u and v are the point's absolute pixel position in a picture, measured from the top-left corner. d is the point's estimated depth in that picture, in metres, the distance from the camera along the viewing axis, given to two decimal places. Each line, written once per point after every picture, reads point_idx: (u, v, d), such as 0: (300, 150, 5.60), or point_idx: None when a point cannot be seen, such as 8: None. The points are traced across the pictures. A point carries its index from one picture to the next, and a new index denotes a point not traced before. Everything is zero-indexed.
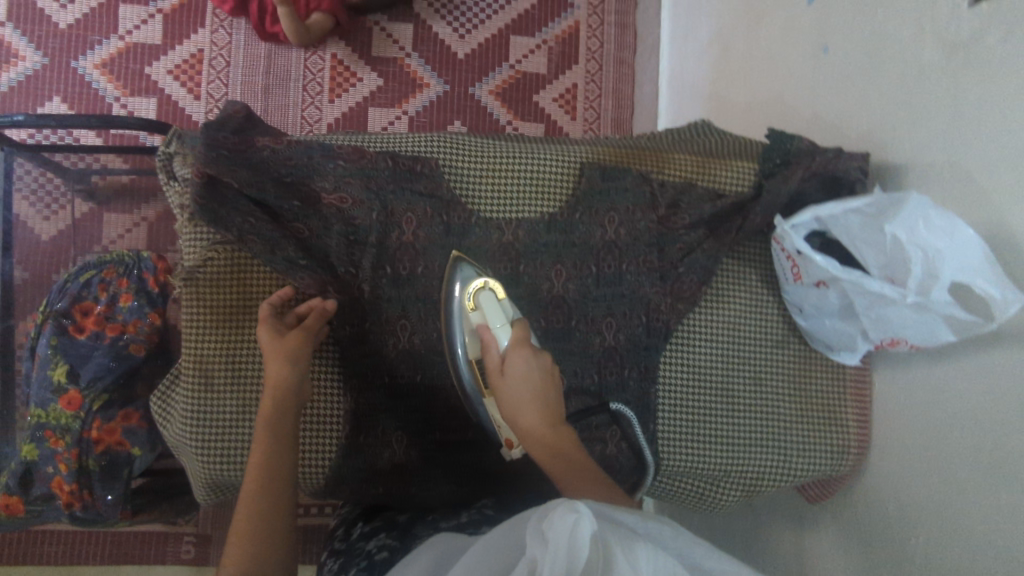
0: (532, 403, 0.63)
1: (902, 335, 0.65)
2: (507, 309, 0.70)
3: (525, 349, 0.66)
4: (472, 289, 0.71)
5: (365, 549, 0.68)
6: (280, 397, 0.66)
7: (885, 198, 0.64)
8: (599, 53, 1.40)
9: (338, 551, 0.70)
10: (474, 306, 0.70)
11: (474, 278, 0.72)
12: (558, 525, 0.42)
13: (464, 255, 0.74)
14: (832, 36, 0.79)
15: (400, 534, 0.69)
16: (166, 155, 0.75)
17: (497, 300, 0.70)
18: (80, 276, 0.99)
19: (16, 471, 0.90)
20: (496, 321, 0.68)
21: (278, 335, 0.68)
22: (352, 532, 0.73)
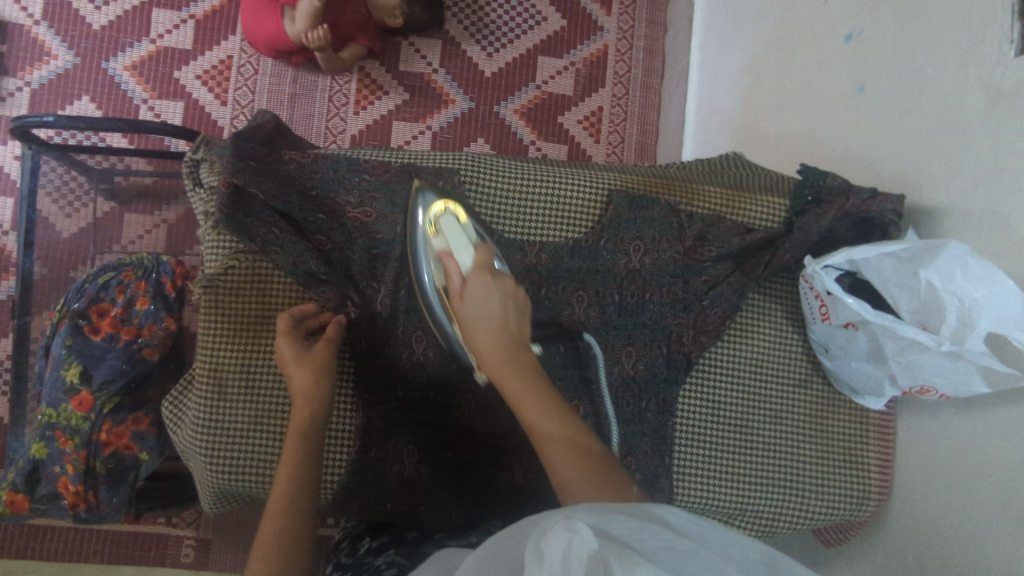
0: (492, 325, 0.64)
1: (933, 384, 0.63)
2: (470, 233, 0.70)
3: (484, 272, 0.67)
4: (433, 214, 0.70)
5: (373, 564, 0.66)
6: (310, 415, 0.65)
7: (919, 244, 0.62)
8: (627, 78, 1.40)
9: (345, 565, 0.68)
10: (435, 231, 0.69)
11: (434, 202, 0.70)
12: (553, 542, 0.36)
13: (426, 185, 0.72)
14: (869, 75, 0.78)
15: (409, 551, 0.68)
16: (192, 161, 0.75)
17: (459, 223, 0.69)
18: (98, 277, 0.98)
19: (24, 469, 0.91)
20: (459, 246, 0.68)
21: (301, 351, 0.67)
22: (358, 546, 0.71)
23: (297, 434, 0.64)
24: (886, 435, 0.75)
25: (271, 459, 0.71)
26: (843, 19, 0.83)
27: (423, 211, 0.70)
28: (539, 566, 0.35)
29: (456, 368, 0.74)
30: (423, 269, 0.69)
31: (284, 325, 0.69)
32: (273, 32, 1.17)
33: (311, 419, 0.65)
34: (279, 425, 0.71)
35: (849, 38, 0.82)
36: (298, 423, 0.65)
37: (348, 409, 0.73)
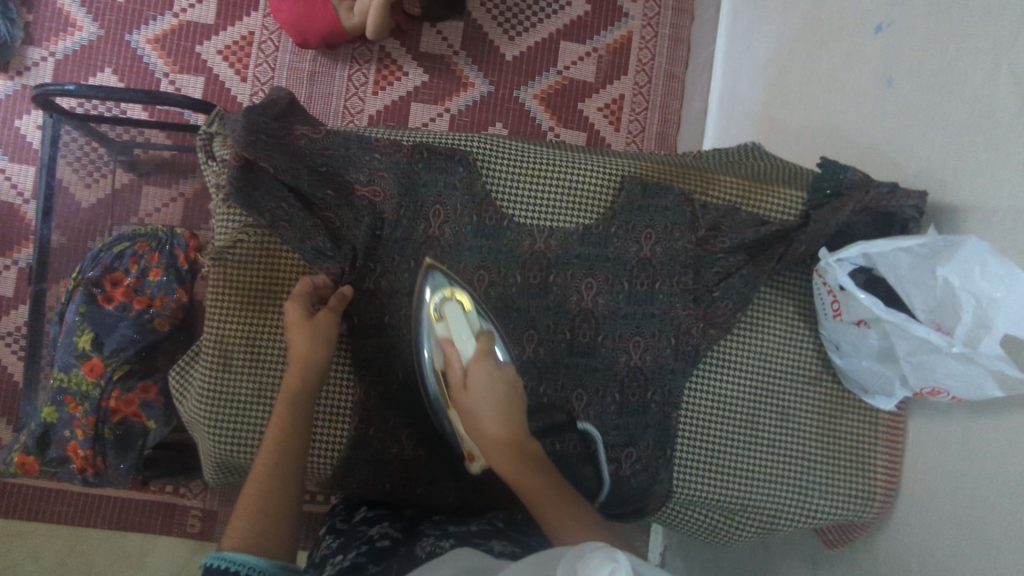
0: (486, 413, 0.64)
1: (944, 385, 0.61)
2: (474, 322, 0.70)
3: (485, 361, 0.67)
4: (438, 300, 0.70)
5: (367, 534, 0.66)
6: (301, 381, 0.66)
7: (940, 240, 0.61)
8: (650, 65, 1.37)
9: (338, 531, 0.68)
10: (439, 317, 0.70)
11: (442, 285, 0.71)
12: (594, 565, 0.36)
13: (438, 263, 0.72)
14: (898, 68, 0.76)
15: (404, 527, 0.67)
16: (206, 134, 0.75)
17: (462, 312, 0.70)
18: (113, 247, 1.00)
19: (35, 432, 0.92)
20: (460, 335, 0.69)
21: (303, 316, 0.68)
22: (354, 513, 0.71)
23: (287, 399, 0.65)
24: (895, 435, 0.73)
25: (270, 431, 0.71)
26: (873, 9, 0.80)
27: (431, 294, 0.71)
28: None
29: None
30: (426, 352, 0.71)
31: (301, 288, 0.70)
32: (329, 23, 1.17)
33: (299, 388, 0.66)
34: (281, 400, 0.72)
35: (878, 29, 0.80)
36: (289, 389, 0.66)
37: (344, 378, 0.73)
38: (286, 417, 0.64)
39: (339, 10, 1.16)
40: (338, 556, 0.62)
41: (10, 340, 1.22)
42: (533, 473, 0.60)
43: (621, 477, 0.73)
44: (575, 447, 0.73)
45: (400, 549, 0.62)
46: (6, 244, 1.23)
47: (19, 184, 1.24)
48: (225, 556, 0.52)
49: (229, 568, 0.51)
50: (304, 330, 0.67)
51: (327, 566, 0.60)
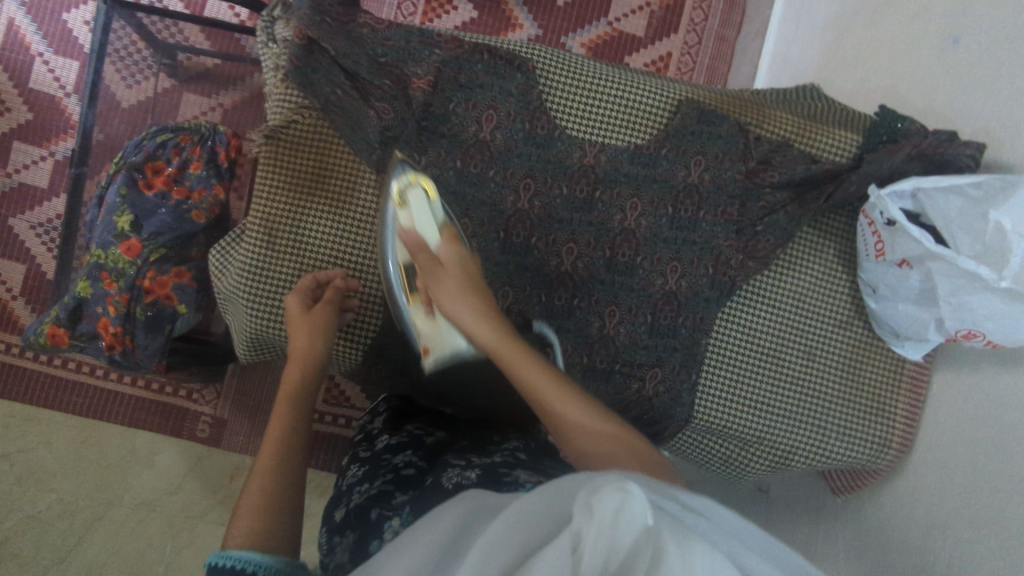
0: (462, 291, 0.65)
1: (981, 328, 0.61)
2: (436, 211, 0.69)
3: (456, 245, 0.67)
4: (403, 188, 0.69)
5: (391, 462, 0.64)
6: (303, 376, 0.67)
7: (995, 182, 0.60)
8: (702, 27, 1.34)
9: (363, 459, 0.66)
10: (401, 204, 0.69)
11: (408, 175, 0.70)
12: (606, 499, 0.33)
13: (408, 161, 0.71)
14: (966, 28, 0.74)
15: (429, 453, 0.65)
16: (269, 19, 0.75)
17: (427, 200, 0.69)
18: (157, 136, 1.00)
19: (68, 305, 0.94)
20: (425, 225, 0.68)
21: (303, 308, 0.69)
22: (376, 441, 0.69)
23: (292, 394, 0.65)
24: (919, 385, 0.74)
25: None
26: None
27: (395, 181, 0.69)
28: (586, 518, 0.33)
29: (499, 259, 0.73)
30: (388, 240, 0.70)
31: (302, 284, 0.71)
32: None
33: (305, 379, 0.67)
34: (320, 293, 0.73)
35: None
36: (293, 385, 0.65)
37: (371, 273, 0.75)
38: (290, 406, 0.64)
39: None
40: (364, 485, 0.61)
41: (42, 232, 1.23)
42: (524, 349, 0.61)
43: (643, 397, 0.74)
44: (602, 361, 0.74)
45: (425, 479, 0.60)
46: (45, 135, 1.24)
47: (61, 77, 1.24)
48: (228, 557, 0.49)
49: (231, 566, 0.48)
50: (301, 321, 0.69)
51: (353, 495, 0.60)
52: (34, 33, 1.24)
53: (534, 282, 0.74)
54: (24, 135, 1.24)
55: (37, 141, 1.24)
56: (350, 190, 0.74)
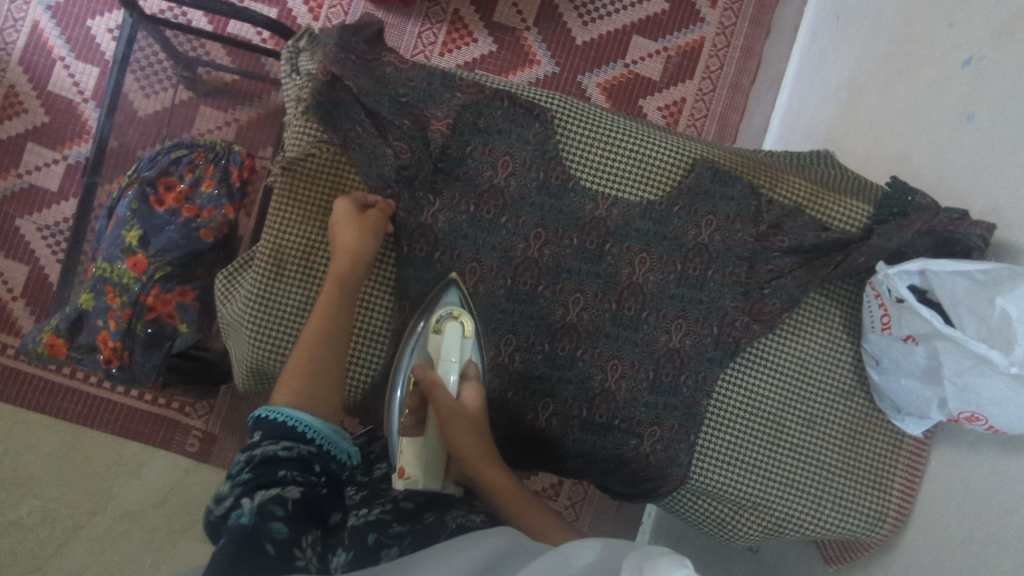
0: (473, 428, 0.65)
1: (984, 412, 0.61)
2: (465, 349, 0.71)
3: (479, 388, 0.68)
4: (443, 314, 0.70)
5: (391, 494, 0.60)
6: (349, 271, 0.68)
7: (1004, 270, 0.60)
8: (718, 75, 1.35)
9: (360, 484, 0.64)
10: (437, 329, 0.70)
11: (451, 303, 0.71)
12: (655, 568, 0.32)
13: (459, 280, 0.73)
14: (981, 106, 0.75)
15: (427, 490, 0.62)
16: (294, 49, 0.76)
17: (461, 337, 0.71)
18: (171, 152, 1.01)
19: (69, 316, 0.94)
20: (450, 355, 0.70)
21: (352, 213, 0.69)
22: (375, 468, 0.68)
23: (336, 281, 0.67)
24: (916, 460, 0.74)
25: None
26: (965, 43, 0.79)
27: (440, 307, 0.71)
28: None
29: (504, 307, 0.73)
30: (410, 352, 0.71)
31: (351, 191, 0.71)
32: None
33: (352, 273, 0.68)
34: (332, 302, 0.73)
35: (968, 63, 0.79)
36: (339, 274, 0.67)
37: (391, 253, 0.74)
38: (335, 297, 0.67)
39: None
40: (362, 509, 0.57)
41: (47, 235, 1.23)
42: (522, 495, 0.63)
43: (640, 453, 0.73)
44: (601, 415, 0.73)
45: (424, 514, 0.57)
46: (58, 139, 1.25)
47: (80, 82, 1.25)
48: (281, 412, 0.58)
49: (284, 423, 0.57)
50: (343, 224, 0.68)
51: (348, 517, 0.56)
52: (57, 38, 1.25)
53: (538, 331, 0.73)
54: (39, 137, 1.24)
55: (51, 144, 1.24)
56: None
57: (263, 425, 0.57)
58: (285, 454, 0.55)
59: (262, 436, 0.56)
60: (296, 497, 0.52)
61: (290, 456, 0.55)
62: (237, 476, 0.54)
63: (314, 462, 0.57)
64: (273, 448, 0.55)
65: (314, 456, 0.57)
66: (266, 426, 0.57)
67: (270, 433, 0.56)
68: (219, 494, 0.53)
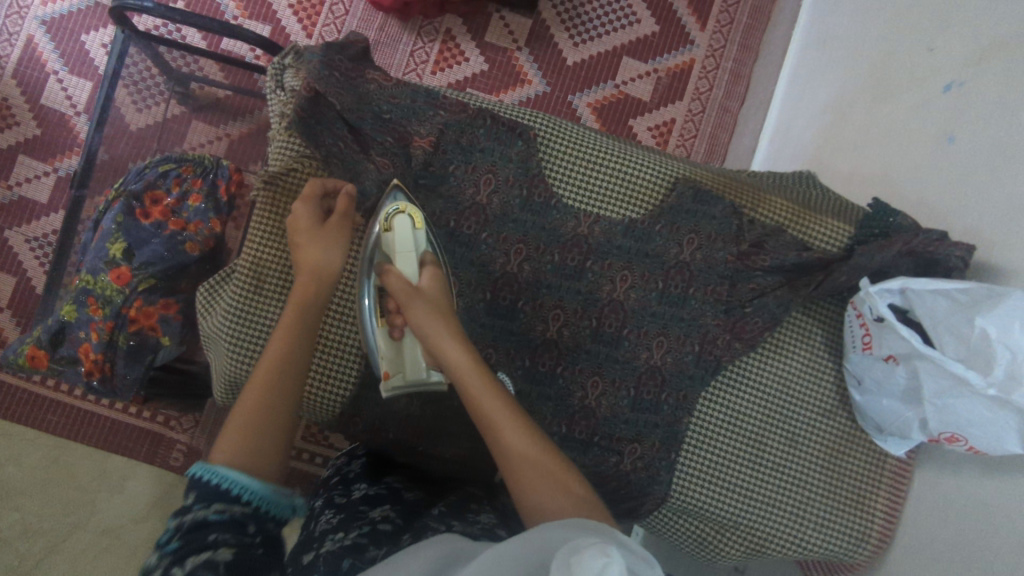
0: (433, 311, 0.60)
1: (964, 433, 0.60)
2: (420, 241, 0.68)
3: (437, 271, 0.64)
4: (390, 212, 0.68)
5: (368, 515, 0.60)
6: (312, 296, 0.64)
7: (983, 289, 0.60)
8: (706, 96, 1.36)
9: (338, 506, 0.62)
10: (387, 228, 0.67)
11: (399, 201, 0.69)
12: (584, 565, 0.31)
13: (403, 186, 0.71)
14: (962, 128, 0.76)
15: (404, 510, 0.62)
16: (279, 66, 0.77)
17: (412, 227, 0.67)
18: (159, 165, 1.01)
19: (51, 328, 0.94)
20: (403, 249, 0.66)
21: (315, 221, 0.68)
22: (353, 490, 0.65)
23: (296, 307, 0.63)
24: (900, 480, 0.73)
25: None
26: (946, 68, 0.80)
27: (386, 206, 0.69)
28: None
29: (484, 321, 0.73)
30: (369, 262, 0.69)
31: (311, 191, 0.69)
32: None
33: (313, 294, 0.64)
34: None
35: (949, 87, 0.79)
36: (300, 298, 0.63)
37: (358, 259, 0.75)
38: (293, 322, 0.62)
39: None
40: (338, 534, 0.56)
41: (35, 247, 1.23)
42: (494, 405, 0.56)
43: (621, 471, 0.73)
44: (581, 432, 0.73)
45: (401, 536, 0.57)
46: (49, 151, 1.25)
47: (73, 96, 1.26)
48: (216, 471, 0.50)
49: (218, 484, 0.49)
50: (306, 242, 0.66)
51: (325, 542, 0.56)
52: (52, 52, 1.26)
53: (519, 347, 0.73)
54: (30, 150, 1.24)
55: (43, 157, 1.24)
56: None
57: (194, 488, 0.49)
58: (217, 521, 0.47)
59: (194, 500, 0.49)
60: (229, 561, 0.45)
61: (223, 518, 0.48)
62: (165, 545, 0.47)
63: (250, 524, 0.49)
64: (204, 512, 0.48)
65: (251, 517, 0.49)
66: (198, 487, 0.49)
67: (202, 496, 0.49)
68: (147, 567, 0.46)
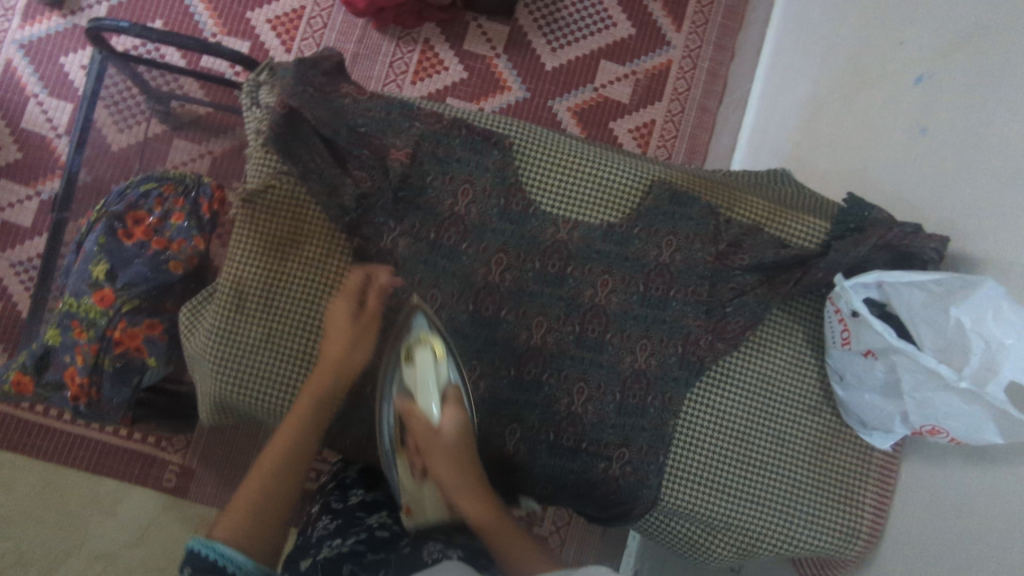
0: (454, 460, 0.67)
1: (943, 425, 0.61)
2: (442, 373, 0.71)
3: (457, 409, 0.69)
4: (413, 346, 0.71)
5: (366, 521, 0.69)
6: (325, 386, 0.68)
7: (956, 280, 0.61)
8: (685, 96, 1.37)
9: (335, 512, 0.71)
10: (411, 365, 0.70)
11: (420, 330, 0.71)
12: None
13: (425, 306, 0.72)
14: (933, 120, 0.77)
15: (399, 516, 0.71)
16: (254, 83, 0.77)
17: (434, 360, 0.70)
18: (141, 185, 1.01)
19: (36, 353, 0.93)
20: (427, 386, 0.70)
21: (352, 315, 0.71)
22: (349, 495, 0.73)
23: (309, 399, 0.68)
24: (887, 474, 0.74)
25: (272, 376, 0.72)
26: (915, 62, 0.81)
27: (408, 337, 0.71)
28: None
29: (467, 332, 0.74)
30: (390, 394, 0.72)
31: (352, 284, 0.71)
32: None
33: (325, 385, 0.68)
34: (292, 342, 0.72)
35: (918, 81, 0.80)
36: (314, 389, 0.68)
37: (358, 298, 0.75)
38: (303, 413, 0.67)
39: None
40: (337, 540, 0.66)
41: (20, 271, 1.22)
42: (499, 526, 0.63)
43: (609, 476, 0.73)
44: (569, 439, 0.73)
45: (396, 542, 0.66)
46: (31, 175, 1.24)
47: (53, 118, 1.26)
48: (212, 547, 0.55)
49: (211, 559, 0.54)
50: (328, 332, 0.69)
51: (325, 549, 0.65)
52: (31, 75, 1.26)
53: (502, 356, 0.73)
54: (12, 173, 1.24)
55: (24, 180, 1.24)
56: (325, 256, 0.74)
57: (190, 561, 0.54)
58: None
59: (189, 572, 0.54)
60: None
61: None
62: None
63: None
64: None
65: None
66: (194, 560, 0.54)
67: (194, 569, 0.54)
68: None
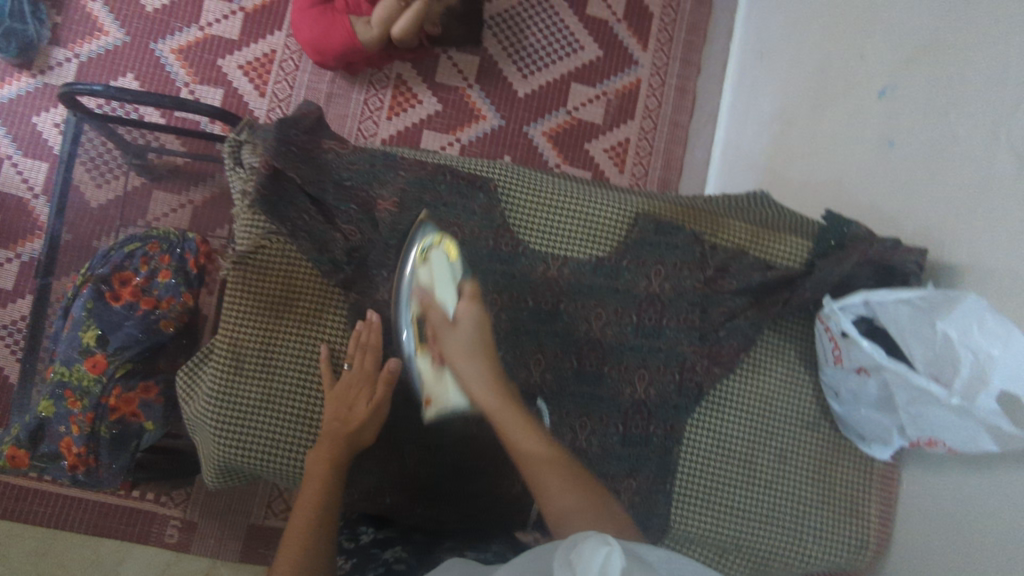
0: (480, 355, 0.70)
1: (940, 437, 0.63)
2: (454, 275, 0.73)
3: (472, 304, 0.72)
4: (427, 246, 0.72)
5: (382, 556, 0.70)
6: (341, 450, 0.68)
7: (938, 295, 0.63)
8: (656, 113, 1.40)
9: (349, 551, 0.72)
10: (424, 261, 0.71)
11: (431, 233, 0.73)
12: None
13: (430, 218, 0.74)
14: (900, 133, 0.79)
15: (414, 548, 0.73)
16: (235, 142, 0.77)
17: (448, 261, 0.73)
18: (125, 246, 1.00)
19: (29, 425, 0.91)
20: (444, 283, 0.72)
21: (361, 374, 0.71)
22: (360, 534, 0.75)
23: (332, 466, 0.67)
24: (889, 482, 0.75)
25: (276, 438, 0.72)
26: (878, 74, 0.84)
27: (419, 240, 0.72)
28: None
29: None
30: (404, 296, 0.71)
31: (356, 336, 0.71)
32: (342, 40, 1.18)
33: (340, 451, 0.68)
34: (291, 401, 0.73)
35: (882, 92, 0.83)
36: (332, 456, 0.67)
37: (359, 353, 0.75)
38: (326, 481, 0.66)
39: (355, 26, 1.17)
40: None
41: (5, 335, 1.21)
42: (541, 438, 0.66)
43: None
44: None
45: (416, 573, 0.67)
46: (10, 237, 1.23)
47: (29, 178, 1.25)
48: None
49: None
50: (336, 393, 0.70)
51: None
52: (3, 137, 1.25)
53: None
54: None
55: (4, 243, 1.23)
56: (318, 312, 0.74)
57: None
58: None
59: None
60: None
61: None
62: None
63: None
64: None
65: None
66: None
67: None
68: None
